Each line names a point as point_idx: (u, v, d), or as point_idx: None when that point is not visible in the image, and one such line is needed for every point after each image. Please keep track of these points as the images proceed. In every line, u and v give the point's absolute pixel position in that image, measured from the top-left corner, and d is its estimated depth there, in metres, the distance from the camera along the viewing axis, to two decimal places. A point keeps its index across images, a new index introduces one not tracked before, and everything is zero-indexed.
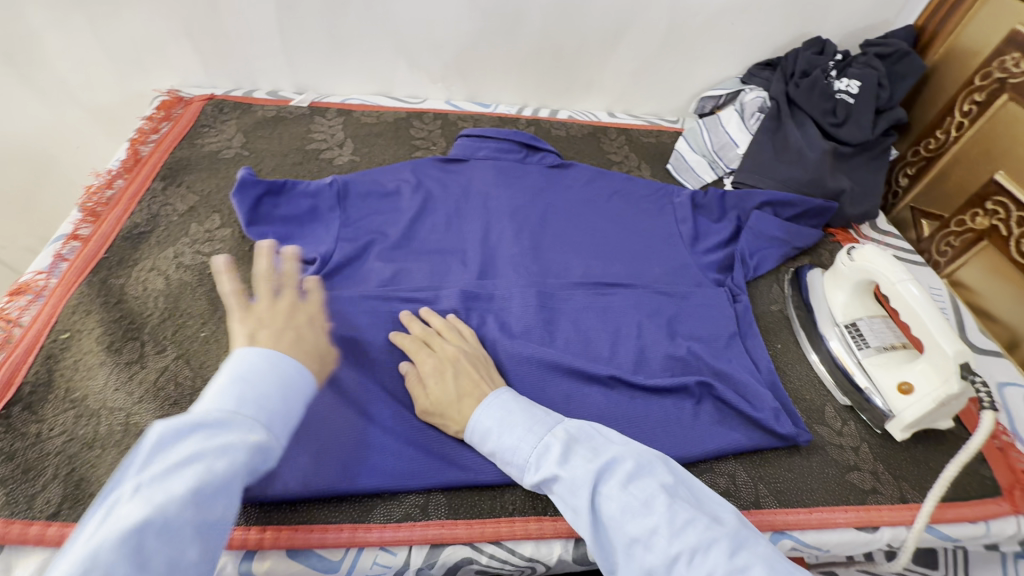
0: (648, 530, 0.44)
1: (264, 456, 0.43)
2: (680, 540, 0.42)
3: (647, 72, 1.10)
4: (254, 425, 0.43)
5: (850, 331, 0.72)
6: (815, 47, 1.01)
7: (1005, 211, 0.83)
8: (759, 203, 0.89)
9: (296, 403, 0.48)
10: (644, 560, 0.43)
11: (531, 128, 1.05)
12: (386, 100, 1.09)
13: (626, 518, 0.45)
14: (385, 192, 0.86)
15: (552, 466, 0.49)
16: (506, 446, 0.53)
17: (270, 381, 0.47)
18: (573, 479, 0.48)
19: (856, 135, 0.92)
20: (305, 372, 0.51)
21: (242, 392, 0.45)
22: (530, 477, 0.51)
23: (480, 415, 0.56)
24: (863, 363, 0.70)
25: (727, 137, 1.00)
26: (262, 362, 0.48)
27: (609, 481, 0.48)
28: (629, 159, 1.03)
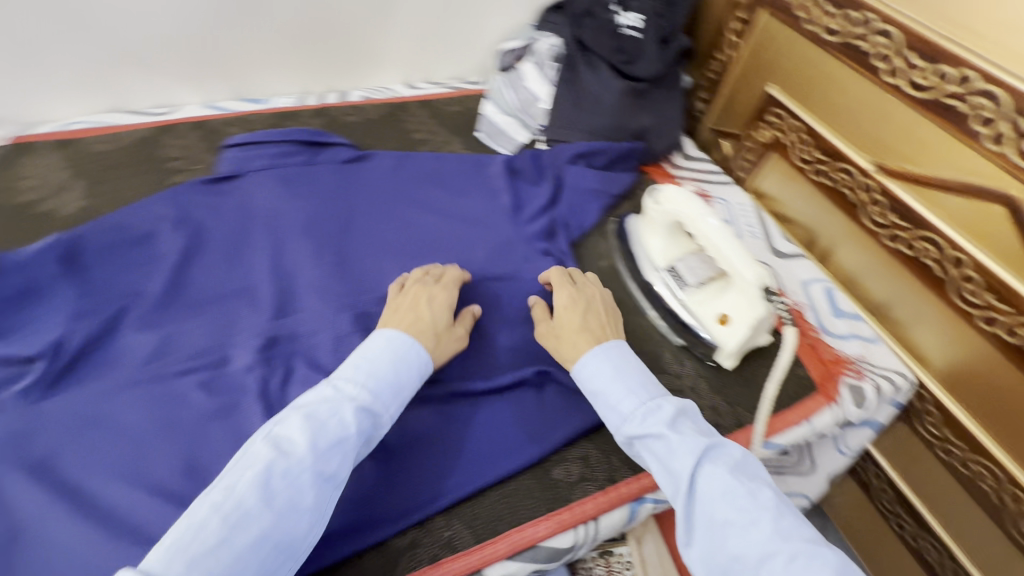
0: (744, 517, 0.45)
1: (369, 423, 0.52)
2: (779, 542, 0.44)
3: (433, 34, 1.01)
4: (360, 393, 0.53)
5: (670, 274, 0.72)
6: None
7: (783, 121, 0.88)
8: (571, 158, 0.87)
9: (410, 372, 0.56)
10: (731, 545, 0.45)
11: (317, 118, 0.91)
12: (123, 116, 0.87)
13: (714, 498, 0.47)
14: (135, 239, 0.69)
15: (660, 426, 0.52)
16: (611, 392, 0.57)
17: (384, 353, 0.56)
18: (678, 444, 0.51)
19: (647, 70, 0.91)
20: (420, 345, 0.59)
21: (359, 364, 0.55)
22: (626, 428, 0.54)
23: (592, 359, 0.59)
24: (688, 303, 0.70)
25: (529, 92, 0.95)
26: (381, 341, 0.57)
27: (715, 460, 0.49)
28: (436, 134, 0.94)
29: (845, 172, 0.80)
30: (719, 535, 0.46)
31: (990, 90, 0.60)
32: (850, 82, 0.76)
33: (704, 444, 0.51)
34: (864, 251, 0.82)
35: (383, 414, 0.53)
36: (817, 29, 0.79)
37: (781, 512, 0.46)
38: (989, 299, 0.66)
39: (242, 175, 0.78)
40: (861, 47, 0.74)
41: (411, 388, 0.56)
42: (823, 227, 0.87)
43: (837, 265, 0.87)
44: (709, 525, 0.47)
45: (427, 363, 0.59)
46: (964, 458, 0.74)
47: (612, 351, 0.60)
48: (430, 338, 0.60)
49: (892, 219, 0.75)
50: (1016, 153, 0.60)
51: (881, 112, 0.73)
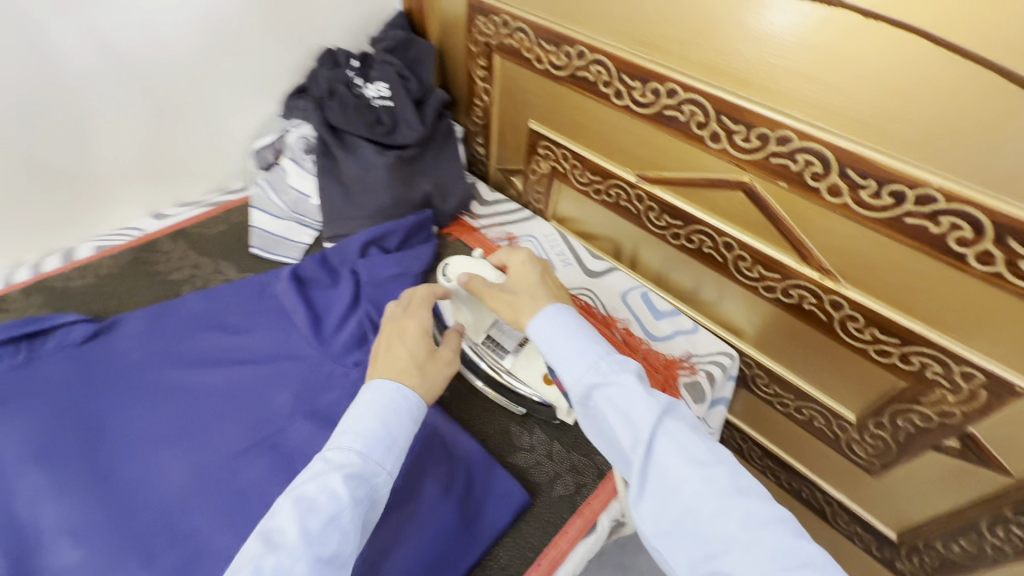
0: (700, 472, 0.47)
1: (367, 488, 0.49)
2: (737, 496, 0.46)
3: (164, 154, 0.88)
4: (351, 459, 0.50)
5: (489, 344, 0.70)
6: (329, 60, 0.92)
7: (554, 152, 0.90)
8: (362, 248, 0.81)
9: (404, 425, 0.53)
10: (685, 498, 0.46)
11: (33, 298, 0.74)
12: None
13: (671, 454, 0.48)
14: None
15: (625, 377, 0.52)
16: (573, 352, 0.56)
17: (372, 411, 0.53)
18: (640, 400, 0.51)
19: (410, 134, 0.88)
20: (405, 389, 0.55)
21: (347, 429, 0.52)
22: (588, 381, 0.54)
23: (551, 319, 0.59)
24: (513, 371, 0.68)
25: (295, 191, 0.87)
26: (366, 397, 0.54)
27: (675, 418, 0.50)
28: (201, 267, 0.81)
29: (619, 187, 0.84)
30: (673, 486, 0.47)
31: (693, 97, 0.66)
32: (591, 107, 0.80)
33: (670, 402, 0.52)
34: (660, 249, 0.86)
35: (378, 473, 0.50)
36: (547, 66, 0.81)
37: (736, 471, 0.48)
38: (761, 270, 0.73)
39: None
40: (587, 77, 0.77)
41: (403, 438, 0.53)
42: (621, 235, 0.91)
43: (643, 265, 0.91)
44: (665, 478, 0.48)
45: (418, 407, 0.55)
46: (796, 405, 0.81)
47: (568, 318, 0.60)
48: (414, 375, 0.57)
49: (667, 219, 0.80)
50: (732, 147, 0.66)
51: (623, 129, 0.78)
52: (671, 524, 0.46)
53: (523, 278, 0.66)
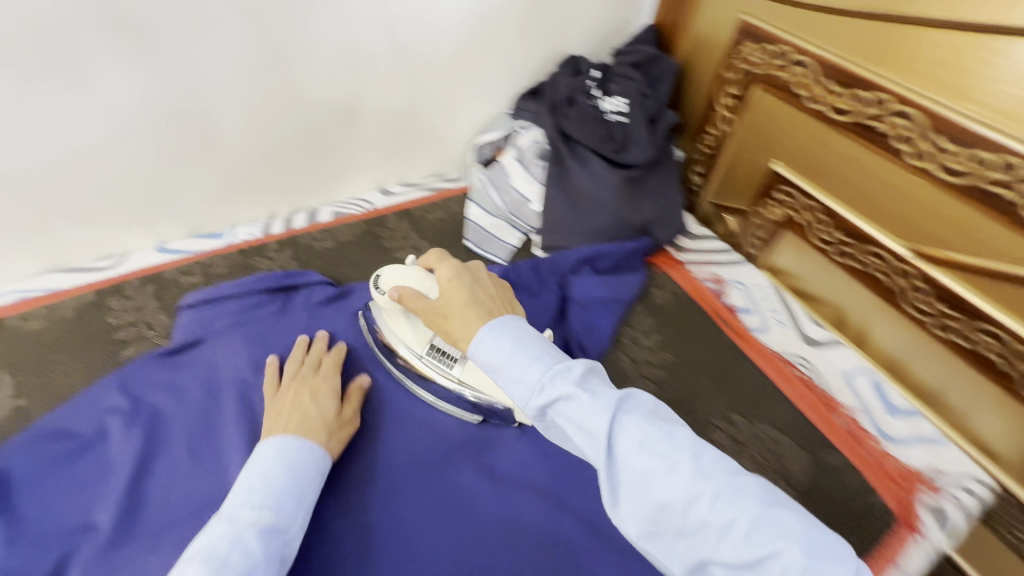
0: (663, 463, 0.39)
1: (279, 542, 0.47)
2: (700, 480, 0.38)
3: (404, 137, 0.92)
4: (260, 516, 0.46)
5: (436, 355, 0.65)
6: (570, 68, 0.91)
7: (795, 200, 0.80)
8: (576, 264, 0.79)
9: (309, 479, 0.52)
10: (656, 494, 0.39)
11: (284, 252, 0.81)
12: (63, 279, 0.76)
13: (633, 452, 0.40)
14: (80, 448, 0.58)
15: (568, 386, 0.43)
16: (511, 366, 0.47)
17: (275, 465, 0.50)
18: (590, 404, 0.42)
19: (641, 156, 0.85)
20: (311, 442, 0.55)
21: (249, 486, 0.48)
22: (535, 401, 0.45)
23: (486, 345, 0.49)
24: (463, 378, 0.64)
25: (517, 192, 0.87)
26: (268, 451, 0.52)
27: (630, 413, 0.42)
28: (421, 251, 0.84)
29: (876, 255, 0.72)
30: (645, 487, 0.40)
31: None
32: (869, 162, 0.69)
33: (616, 398, 0.43)
34: (902, 331, 0.72)
35: (290, 526, 0.48)
36: (823, 107, 0.72)
37: (698, 450, 0.40)
38: None
39: (204, 339, 0.69)
40: (877, 128, 0.67)
41: (313, 490, 0.52)
42: (851, 305, 0.78)
43: (873, 346, 0.76)
44: (634, 482, 0.40)
45: (325, 461, 0.55)
46: None
47: (510, 324, 0.50)
48: (322, 433, 0.57)
49: (941, 308, 0.67)
50: None
51: (909, 194, 0.66)
52: (655, 526, 0.40)
53: (452, 297, 0.54)
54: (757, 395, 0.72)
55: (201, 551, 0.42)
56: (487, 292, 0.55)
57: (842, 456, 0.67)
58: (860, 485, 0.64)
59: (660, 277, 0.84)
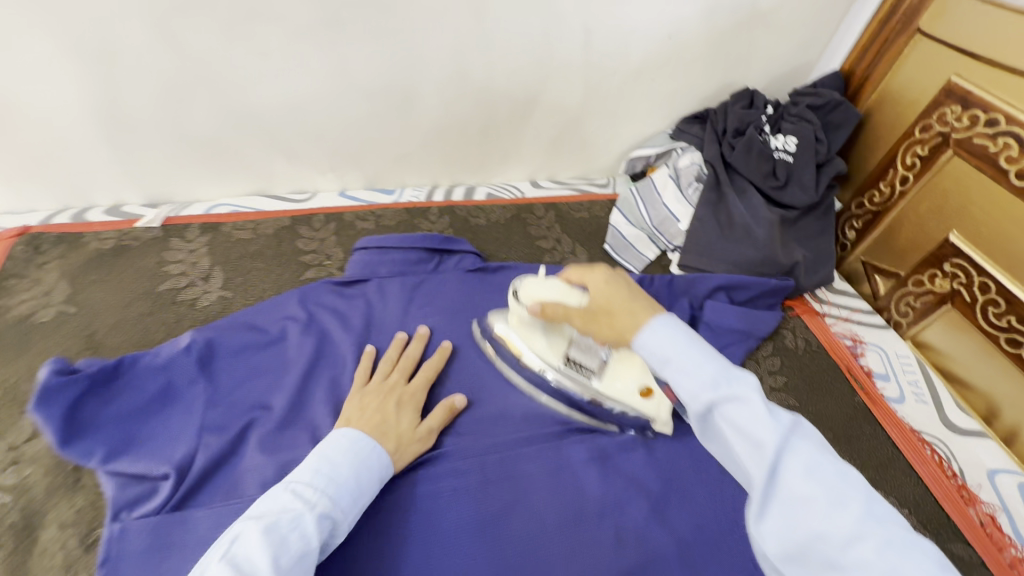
0: (833, 495, 0.36)
1: (329, 533, 0.48)
2: (868, 522, 0.35)
3: (568, 137, 0.98)
4: (321, 500, 0.48)
5: (572, 366, 0.68)
6: (743, 99, 0.92)
7: (966, 276, 0.75)
8: (713, 289, 0.80)
9: (368, 480, 0.53)
10: (809, 523, 0.36)
11: (444, 218, 0.90)
12: (265, 202, 0.90)
13: (800, 476, 0.37)
14: (266, 342, 0.69)
15: (743, 392, 0.40)
16: (685, 362, 0.44)
17: (343, 457, 0.52)
18: (761, 416, 0.39)
19: (801, 199, 0.84)
20: (381, 448, 0.56)
21: (319, 467, 0.50)
22: (702, 397, 0.42)
23: (648, 339, 0.46)
24: (603, 391, 0.67)
25: (666, 210, 0.89)
26: (343, 441, 0.54)
27: (803, 440, 0.39)
28: (562, 243, 0.90)
29: None
30: (803, 518, 0.36)
31: None
32: None
33: (793, 420, 0.40)
34: None
35: (342, 520, 0.49)
36: None
37: (868, 493, 0.36)
38: None
39: (367, 279, 0.78)
40: None
41: (370, 493, 0.53)
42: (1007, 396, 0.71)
43: None
44: (789, 505, 0.37)
45: (385, 472, 0.56)
46: None
47: (676, 321, 0.47)
48: (390, 441, 0.58)
49: None
50: None
51: None
52: (795, 554, 0.36)
53: (611, 296, 0.52)
54: (883, 464, 0.69)
55: (263, 520, 0.44)
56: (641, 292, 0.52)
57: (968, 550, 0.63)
58: None
59: (795, 322, 0.83)
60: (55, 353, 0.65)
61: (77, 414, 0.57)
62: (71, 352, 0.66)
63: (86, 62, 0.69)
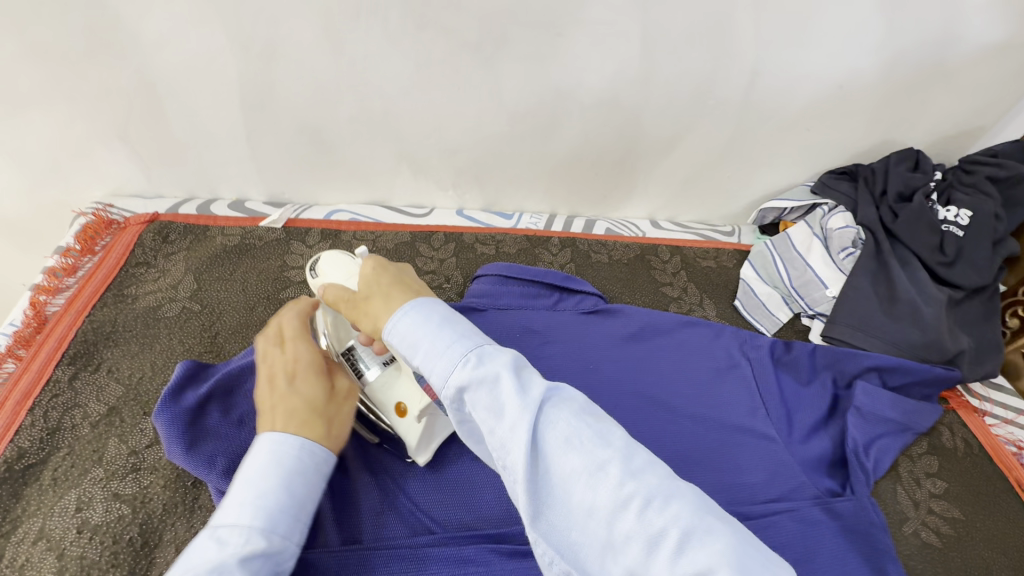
0: (589, 464, 0.35)
1: (269, 567, 0.39)
2: (627, 479, 0.34)
3: (700, 179, 0.91)
4: (250, 539, 0.38)
5: (348, 361, 0.59)
6: (907, 161, 0.84)
7: None
8: (863, 368, 0.72)
9: (306, 489, 0.42)
10: (579, 498, 0.34)
11: (565, 251, 0.85)
12: (384, 213, 0.88)
13: (559, 449, 0.36)
14: None
15: (478, 374, 0.38)
16: (427, 347, 0.41)
17: (270, 474, 0.41)
18: (508, 395, 0.37)
19: (971, 280, 0.75)
20: (311, 443, 0.44)
21: (241, 498, 0.40)
22: (455, 380, 0.39)
23: (399, 325, 0.43)
24: (371, 392, 0.58)
25: (810, 272, 0.81)
26: (261, 453, 0.43)
27: (557, 407, 0.37)
28: (688, 294, 0.84)
29: None
30: (568, 496, 0.35)
31: None
32: None
33: (545, 389, 0.38)
34: None
35: (282, 548, 0.40)
36: None
37: (632, 451, 0.36)
38: None
39: (483, 309, 0.74)
40: None
41: (313, 501, 0.43)
42: None
43: None
44: (557, 488, 0.35)
45: (329, 457, 0.45)
46: None
47: (426, 305, 0.44)
48: (316, 424, 0.46)
49: None
50: None
51: None
52: (580, 539, 0.34)
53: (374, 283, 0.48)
54: None
55: None
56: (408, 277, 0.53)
57: None
58: None
59: (952, 418, 0.74)
60: (178, 351, 0.63)
61: (200, 420, 0.54)
62: (193, 353, 0.64)
63: (246, 58, 0.69)
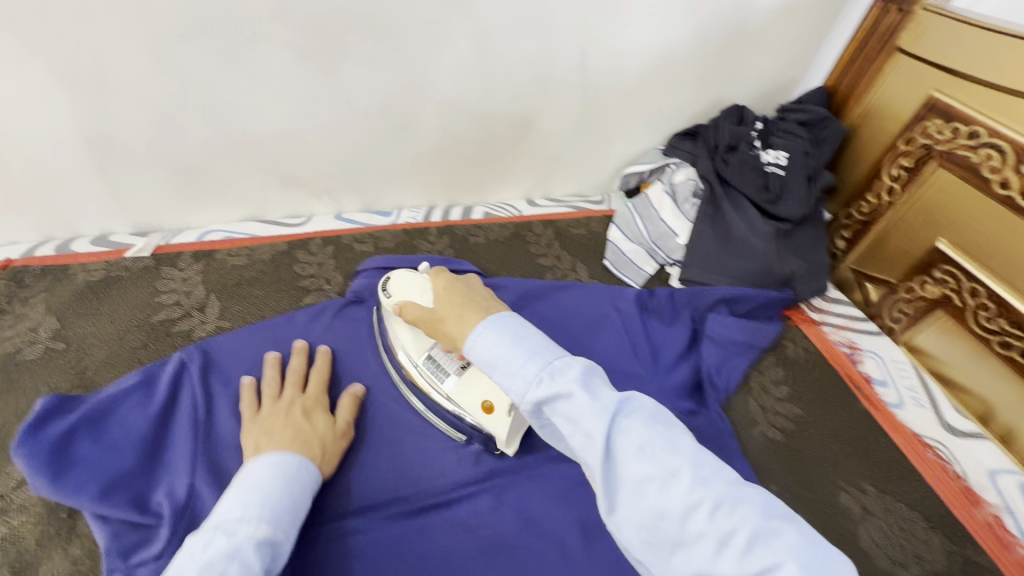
0: (662, 470, 0.40)
1: (270, 560, 0.45)
2: (697, 485, 0.39)
3: (562, 155, 0.98)
4: (260, 528, 0.45)
5: (428, 365, 0.63)
6: (734, 116, 0.94)
7: (957, 281, 0.77)
8: (714, 302, 0.81)
9: (300, 496, 0.51)
10: (654, 500, 0.39)
11: (442, 238, 0.90)
12: (260, 227, 0.89)
13: (631, 456, 0.41)
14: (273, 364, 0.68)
15: (563, 386, 0.44)
16: (510, 361, 0.48)
17: (271, 478, 0.50)
18: (584, 406, 0.43)
19: (796, 210, 0.85)
20: (308, 462, 0.54)
21: (246, 498, 0.47)
22: (532, 395, 0.46)
23: (475, 340, 0.51)
24: (452, 396, 0.61)
25: (664, 225, 0.90)
26: (263, 466, 0.51)
27: (629, 417, 0.43)
28: (562, 261, 0.90)
29: None
30: (643, 496, 0.40)
31: None
32: None
33: (616, 401, 0.44)
34: None
35: (284, 543, 0.46)
36: (1012, 194, 0.70)
37: (700, 459, 0.40)
38: None
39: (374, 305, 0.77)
40: None
41: (303, 509, 0.51)
42: (1005, 401, 0.74)
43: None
44: (630, 489, 0.40)
45: (317, 479, 0.55)
46: None
47: (512, 325, 0.52)
48: (316, 449, 0.57)
49: None
50: None
51: None
52: (652, 532, 0.39)
53: (447, 301, 0.58)
54: (889, 467, 0.70)
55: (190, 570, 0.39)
56: (479, 293, 0.59)
57: (978, 543, 0.64)
58: None
59: (794, 331, 0.85)
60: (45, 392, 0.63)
61: (66, 448, 0.55)
62: (61, 392, 0.64)
63: (78, 94, 0.68)
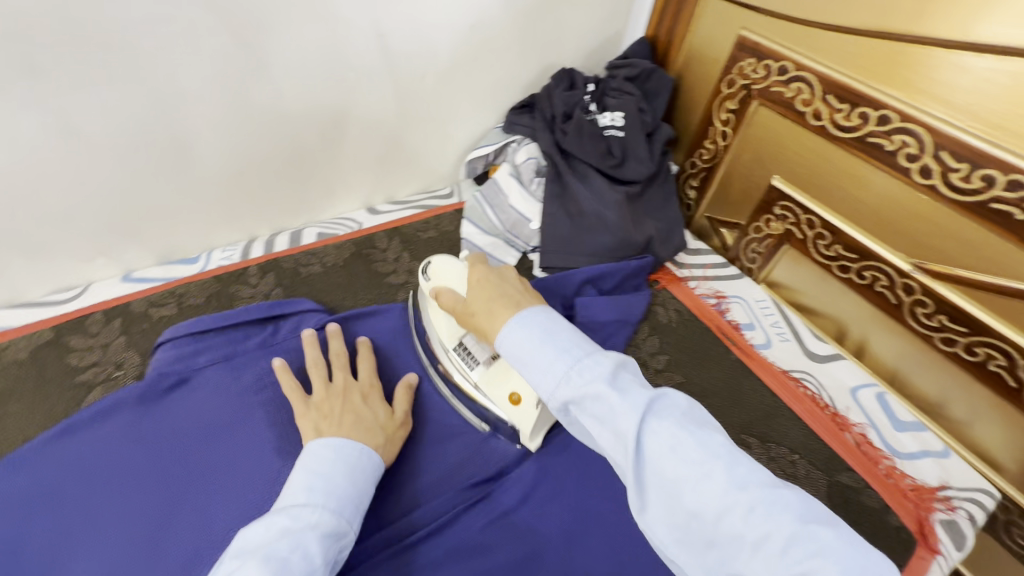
0: (696, 471, 0.38)
1: (336, 545, 0.47)
2: (735, 491, 0.37)
3: (393, 153, 0.87)
4: (322, 518, 0.47)
5: (459, 351, 0.65)
6: (564, 81, 0.88)
7: (794, 215, 0.79)
8: (579, 284, 0.76)
9: (365, 480, 0.53)
10: (689, 502, 0.38)
11: (266, 277, 0.77)
12: (15, 315, 0.69)
13: (664, 457, 0.39)
14: (51, 497, 0.55)
15: (596, 385, 0.42)
16: (538, 361, 0.47)
17: (335, 466, 0.52)
18: (617, 403, 0.41)
19: (640, 171, 0.83)
20: (369, 450, 0.55)
21: (311, 484, 0.49)
22: (560, 394, 0.45)
23: (512, 331, 0.49)
24: (480, 385, 0.63)
25: (514, 211, 0.84)
26: (328, 452, 0.53)
27: (661, 415, 0.41)
28: (414, 275, 0.81)
29: (879, 271, 0.71)
30: (676, 498, 0.39)
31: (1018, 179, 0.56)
32: (871, 178, 0.68)
33: (648, 398, 0.42)
34: (901, 341, 0.73)
35: (348, 531, 0.49)
36: (825, 123, 0.71)
37: (733, 460, 0.39)
38: None
39: (192, 377, 0.64)
40: (883, 146, 0.66)
41: (368, 496, 0.53)
42: (852, 318, 0.78)
43: (873, 358, 0.77)
44: (664, 488, 0.39)
45: (380, 466, 0.56)
46: None
47: (536, 318, 0.50)
48: (378, 434, 0.58)
49: (944, 321, 0.66)
50: None
51: (902, 209, 0.67)
52: (685, 533, 0.39)
53: (482, 291, 0.56)
54: (769, 415, 0.71)
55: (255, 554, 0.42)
56: (514, 288, 0.56)
57: (849, 465, 0.67)
58: (878, 507, 0.64)
59: (664, 295, 0.83)
60: None
61: None
62: None
63: None
